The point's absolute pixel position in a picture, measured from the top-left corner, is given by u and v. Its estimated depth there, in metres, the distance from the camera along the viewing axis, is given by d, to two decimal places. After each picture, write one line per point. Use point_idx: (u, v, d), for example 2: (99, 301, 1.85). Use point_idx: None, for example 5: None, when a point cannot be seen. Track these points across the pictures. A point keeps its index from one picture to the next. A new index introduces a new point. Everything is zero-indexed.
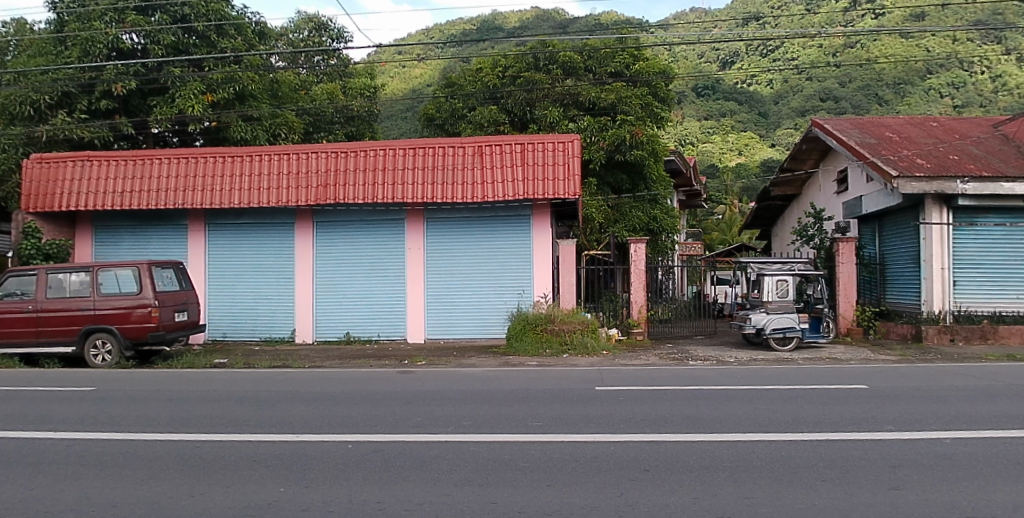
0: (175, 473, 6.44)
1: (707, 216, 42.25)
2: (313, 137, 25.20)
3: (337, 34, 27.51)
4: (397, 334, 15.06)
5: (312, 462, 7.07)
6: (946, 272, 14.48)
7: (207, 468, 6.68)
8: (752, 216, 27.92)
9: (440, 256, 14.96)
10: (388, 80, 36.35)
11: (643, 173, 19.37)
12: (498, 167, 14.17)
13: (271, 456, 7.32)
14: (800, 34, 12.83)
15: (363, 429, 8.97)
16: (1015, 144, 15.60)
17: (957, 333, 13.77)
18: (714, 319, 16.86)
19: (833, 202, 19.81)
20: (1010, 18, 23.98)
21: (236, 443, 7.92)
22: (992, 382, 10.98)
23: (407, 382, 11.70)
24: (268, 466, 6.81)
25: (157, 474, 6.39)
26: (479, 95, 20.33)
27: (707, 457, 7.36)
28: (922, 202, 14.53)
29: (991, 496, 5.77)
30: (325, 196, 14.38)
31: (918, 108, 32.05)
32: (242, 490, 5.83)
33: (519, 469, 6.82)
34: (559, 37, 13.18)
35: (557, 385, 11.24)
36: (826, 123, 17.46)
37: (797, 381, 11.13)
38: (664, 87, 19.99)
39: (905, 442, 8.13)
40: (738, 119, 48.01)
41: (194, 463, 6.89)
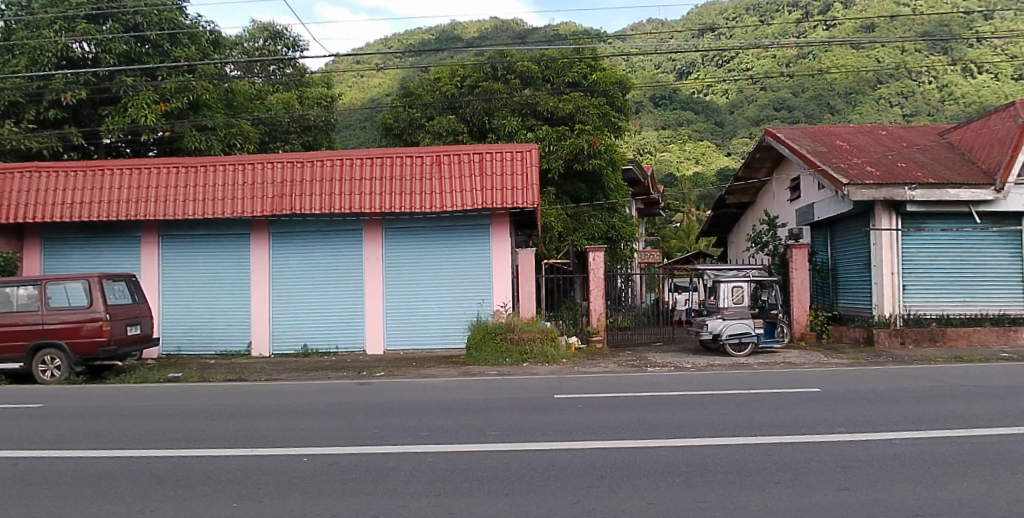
0: (121, 491, 6.24)
1: (664, 224, 42.86)
2: (269, 147, 24.93)
3: (292, 43, 27.45)
4: (356, 346, 14.91)
5: (266, 476, 6.92)
6: (896, 277, 14.80)
7: (157, 485, 6.50)
8: (709, 224, 28.36)
9: (401, 267, 14.87)
10: (347, 89, 36.38)
11: (601, 182, 19.53)
12: (457, 177, 14.14)
13: (225, 471, 7.15)
14: (754, 45, 12.87)
15: (318, 441, 8.85)
16: (959, 153, 16.07)
17: (907, 336, 14.15)
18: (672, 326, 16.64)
19: (787, 210, 20.15)
20: (955, 30, 24.80)
21: (188, 459, 7.73)
22: (939, 384, 11.26)
23: (364, 393, 11.58)
24: (221, 481, 6.67)
25: (105, 492, 6.19)
26: (437, 105, 20.46)
27: (663, 463, 7.40)
28: (873, 208, 14.86)
29: (937, 494, 5.91)
30: (281, 207, 14.18)
31: (869, 118, 32.90)
32: (192, 506, 5.68)
33: (476, 479, 6.77)
34: (516, 47, 13.16)
35: (515, 393, 11.23)
36: (779, 132, 17.78)
37: (751, 386, 11.27)
38: (621, 97, 20.12)
39: (856, 443, 8.28)
40: (694, 129, 48.85)
41: (141, 479, 6.70)
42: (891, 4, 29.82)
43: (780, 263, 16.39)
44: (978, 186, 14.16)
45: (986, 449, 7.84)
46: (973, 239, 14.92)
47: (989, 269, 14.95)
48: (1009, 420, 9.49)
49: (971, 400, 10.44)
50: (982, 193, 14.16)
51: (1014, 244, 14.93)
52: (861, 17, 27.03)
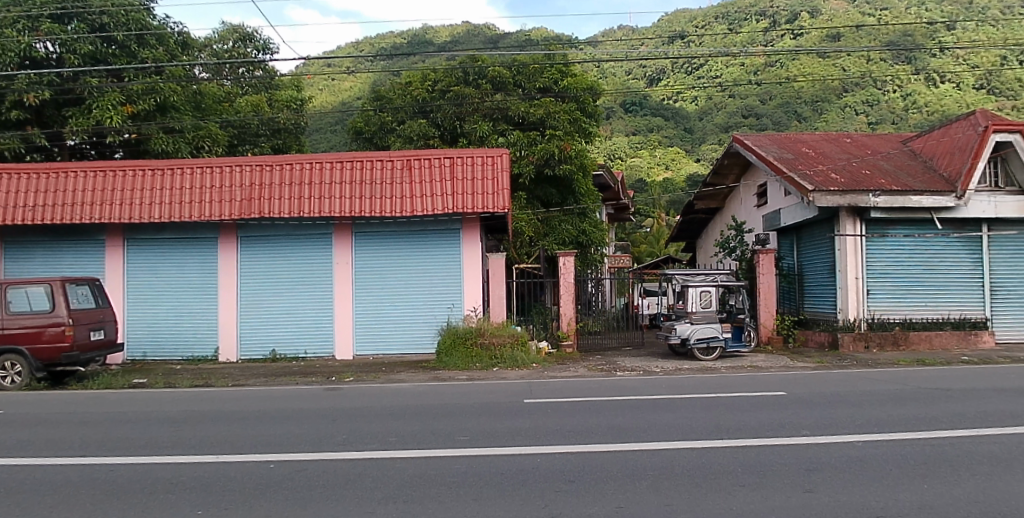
0: (81, 499, 6.11)
1: (634, 229, 43.25)
2: (238, 149, 24.64)
3: (263, 45, 27.20)
4: (325, 351, 14.78)
5: (231, 483, 6.82)
6: (860, 282, 15.06)
7: (118, 493, 6.36)
8: (678, 229, 28.65)
9: (371, 271, 14.79)
10: (318, 93, 36.22)
11: (572, 187, 19.61)
12: (427, 181, 14.11)
13: (189, 478, 7.04)
14: (724, 52, 12.91)
15: (285, 448, 8.76)
16: (921, 161, 16.40)
17: (872, 340, 14.32)
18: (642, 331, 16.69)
19: (754, 216, 20.40)
20: (918, 40, 25.36)
21: (152, 466, 7.60)
22: (901, 387, 11.48)
23: (333, 399, 11.49)
24: (184, 489, 6.55)
25: (64, 500, 6.05)
26: (408, 109, 20.42)
27: (631, 467, 7.43)
28: (838, 215, 15.11)
29: (897, 495, 6.02)
30: (249, 210, 14.02)
31: (834, 125, 33.37)
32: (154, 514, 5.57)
33: (444, 484, 6.75)
34: (488, 52, 13.07)
35: (483, 398, 11.22)
36: (747, 138, 18.02)
37: (717, 390, 11.38)
38: (592, 103, 20.30)
39: (820, 446, 8.40)
40: (664, 135, 49.37)
41: (103, 487, 6.57)
42: (857, 14, 30.31)
43: (747, 268, 16.53)
44: (940, 193, 14.48)
45: (945, 451, 8.01)
46: (935, 245, 15.24)
47: (952, 275, 15.28)
48: (967, 422, 9.72)
49: (931, 403, 10.67)
50: (943, 200, 14.49)
51: (975, 250, 15.27)
52: (828, 27, 27.51)
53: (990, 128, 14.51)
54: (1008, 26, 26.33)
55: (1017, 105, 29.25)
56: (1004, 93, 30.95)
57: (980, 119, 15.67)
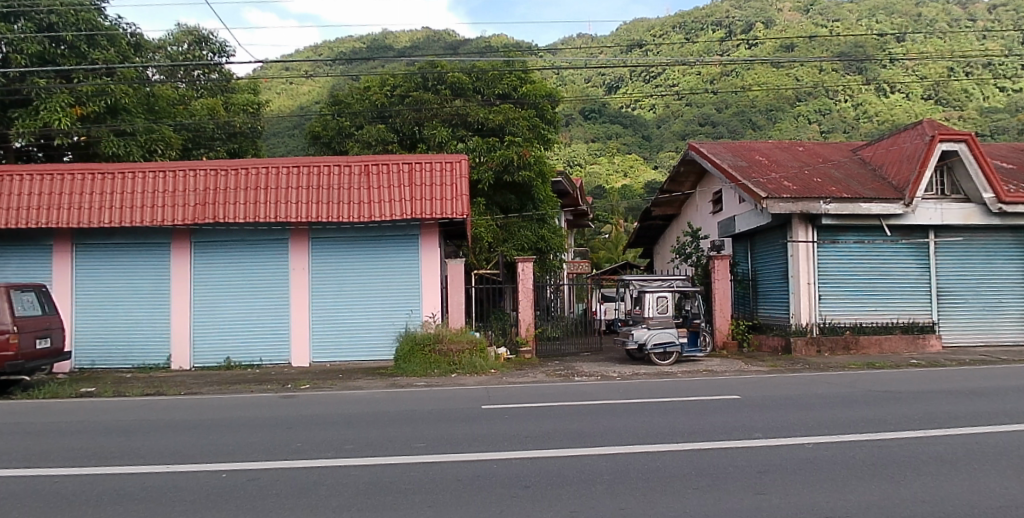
0: (19, 512, 5.88)
1: (593, 235, 43.52)
2: (192, 153, 24.12)
3: (219, 48, 26.78)
4: (281, 358, 14.58)
5: (179, 493, 6.66)
6: (812, 287, 15.40)
7: (59, 505, 6.15)
8: (636, 234, 28.92)
9: (329, 278, 14.65)
10: (274, 97, 35.82)
11: (531, 193, 19.67)
12: (385, 187, 14.04)
13: (135, 489, 6.84)
14: (681, 61, 13.04)
15: (236, 457, 8.58)
16: (870, 169, 16.86)
17: (823, 345, 14.63)
18: (600, 336, 16.80)
19: (709, 222, 20.71)
20: (868, 50, 26.10)
21: (96, 477, 7.37)
22: (850, 390, 11.76)
23: (287, 407, 11.33)
24: (130, 500, 6.37)
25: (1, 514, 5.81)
26: (367, 113, 20.33)
27: (586, 471, 7.47)
28: (790, 221, 15.44)
29: (846, 496, 6.15)
30: (203, 215, 13.75)
31: (788, 134, 34.08)
32: None
33: (400, 492, 6.69)
34: (447, 57, 12.95)
35: (439, 405, 11.17)
36: (702, 146, 18.32)
37: (671, 394, 11.51)
38: (551, 110, 20.47)
39: (772, 448, 8.55)
40: (622, 142, 49.82)
41: (43, 500, 6.34)
42: (811, 25, 31.02)
43: (703, 274, 16.77)
44: (889, 200, 14.88)
45: (893, 452, 8.22)
46: (884, 251, 15.66)
47: (900, 280, 15.70)
48: (913, 423, 9.98)
49: (878, 406, 10.94)
50: (891, 207, 14.88)
51: (922, 256, 15.74)
52: (781, 38, 28.14)
53: (937, 137, 14.97)
54: (954, 38, 27.23)
55: (961, 116, 30.30)
56: (950, 104, 31.97)
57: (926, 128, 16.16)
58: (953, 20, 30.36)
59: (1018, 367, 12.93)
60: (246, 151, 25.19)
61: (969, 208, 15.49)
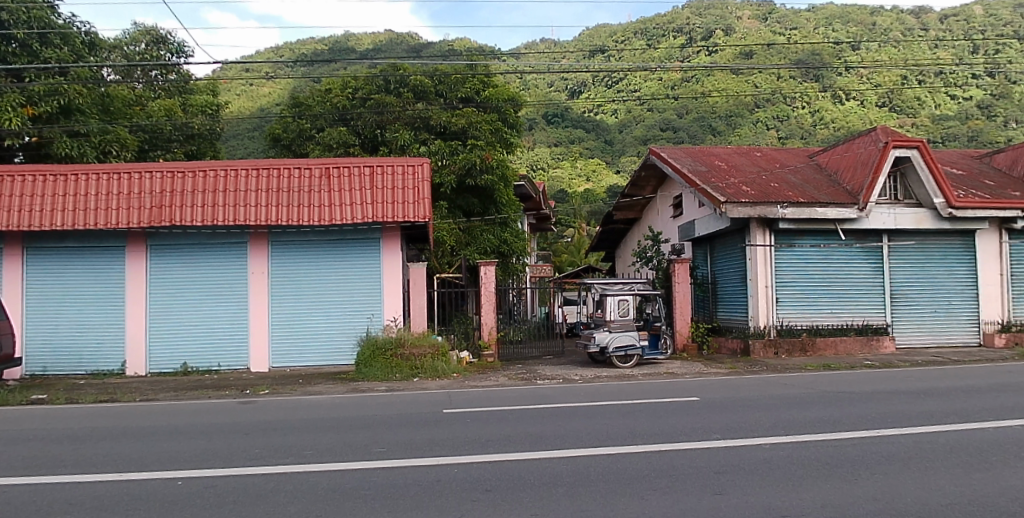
0: None
1: (556, 240, 43.65)
2: (147, 155, 23.61)
3: (177, 48, 26.30)
4: (239, 363, 14.38)
5: (130, 502, 6.50)
6: (770, 290, 15.67)
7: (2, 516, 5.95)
8: (598, 238, 29.20)
9: (289, 282, 14.49)
10: (232, 98, 35.29)
11: (493, 197, 19.67)
12: (347, 190, 13.94)
13: (84, 498, 6.66)
14: (641, 68, 13.14)
15: (191, 464, 8.42)
16: (826, 175, 17.23)
17: (780, 347, 14.88)
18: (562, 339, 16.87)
19: (669, 226, 21.05)
20: (824, 58, 26.73)
21: (44, 487, 7.17)
22: (806, 390, 12.00)
23: (245, 413, 11.17)
24: (79, 509, 6.20)
25: None
26: (328, 116, 20.19)
27: (547, 474, 7.49)
28: (748, 225, 15.70)
29: (801, 496, 6.26)
30: (159, 218, 13.51)
31: (747, 140, 34.76)
32: None
33: (359, 497, 6.62)
34: (409, 61, 12.94)
35: (399, 410, 11.11)
36: (663, 151, 18.55)
37: (630, 397, 11.60)
38: (513, 114, 20.58)
39: (730, 449, 8.68)
40: (585, 147, 50.13)
41: None
42: (769, 33, 31.66)
43: (663, 277, 16.96)
44: (843, 205, 15.23)
45: (847, 452, 8.40)
46: (839, 254, 16.02)
47: (855, 283, 16.06)
48: (865, 423, 10.23)
49: (832, 406, 11.19)
50: (846, 212, 15.23)
51: (876, 260, 16.13)
52: (740, 45, 28.62)
53: (890, 144, 15.33)
54: (908, 47, 28.00)
55: (913, 123, 31.22)
56: (903, 112, 32.84)
57: (880, 135, 16.15)
58: (905, 29, 31.26)
59: (967, 368, 13.33)
60: (205, 153, 24.84)
61: (922, 212, 15.92)
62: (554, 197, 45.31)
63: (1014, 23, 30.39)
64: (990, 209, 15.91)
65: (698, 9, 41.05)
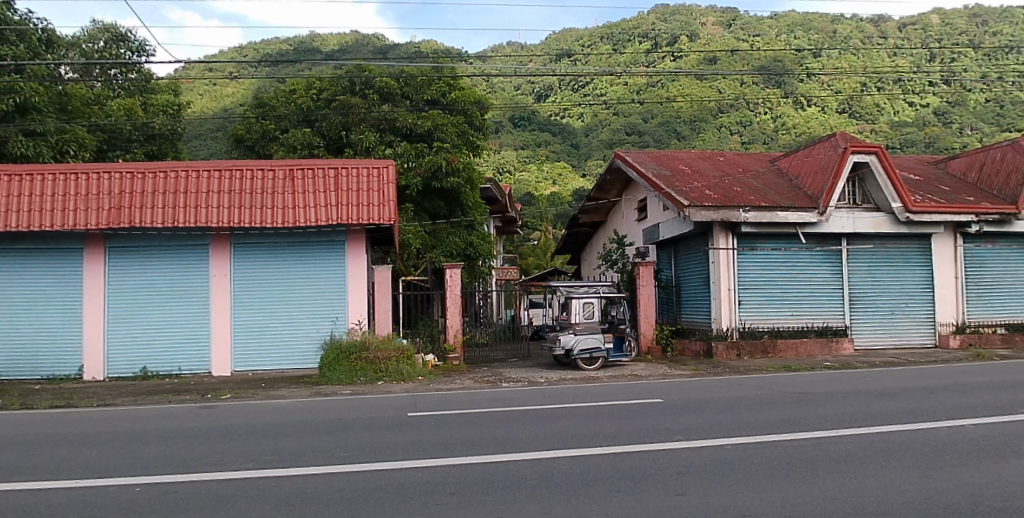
0: None
1: (523, 242, 43.82)
2: (106, 155, 23.16)
3: (138, 47, 25.86)
4: (200, 368, 14.19)
5: (85, 509, 6.36)
6: (732, 293, 15.90)
7: None
8: (564, 240, 29.34)
9: (253, 285, 14.34)
10: (194, 98, 34.80)
11: (459, 200, 19.76)
12: (311, 192, 13.85)
13: (37, 505, 6.50)
14: (607, 72, 13.21)
15: (149, 470, 8.25)
16: (787, 180, 17.54)
17: (742, 349, 15.14)
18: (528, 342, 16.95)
19: (634, 229, 21.22)
20: (787, 64, 27.18)
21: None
22: (767, 392, 12.20)
23: (206, 417, 11.02)
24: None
25: None
26: (292, 117, 20.01)
27: (511, 477, 7.51)
28: (711, 229, 15.90)
29: (761, 496, 6.34)
30: (119, 219, 13.29)
31: (711, 144, 35.27)
32: None
33: (323, 501, 6.56)
34: (375, 61, 12.85)
35: (363, 413, 11.06)
36: (628, 155, 18.71)
37: (593, 400, 11.68)
38: (480, 116, 20.65)
39: (693, 450, 8.79)
40: (551, 150, 50.33)
41: None
42: (733, 40, 32.15)
43: (627, 280, 17.12)
44: (804, 209, 15.51)
45: (806, 451, 8.57)
46: (800, 257, 16.32)
47: (816, 286, 16.38)
48: (824, 424, 10.42)
49: (792, 407, 11.39)
50: (807, 216, 15.52)
51: (835, 263, 16.48)
52: (705, 51, 28.93)
53: (849, 149, 15.67)
54: (868, 55, 28.63)
55: (873, 129, 31.98)
56: (863, 118, 33.54)
57: (839, 141, 16.70)
58: (865, 37, 31.95)
59: (923, 369, 13.68)
60: (166, 153, 24.43)
61: (880, 217, 16.31)
62: (521, 200, 45.40)
63: (968, 33, 31.27)
64: (945, 213, 16.34)
65: (664, 14, 41.48)
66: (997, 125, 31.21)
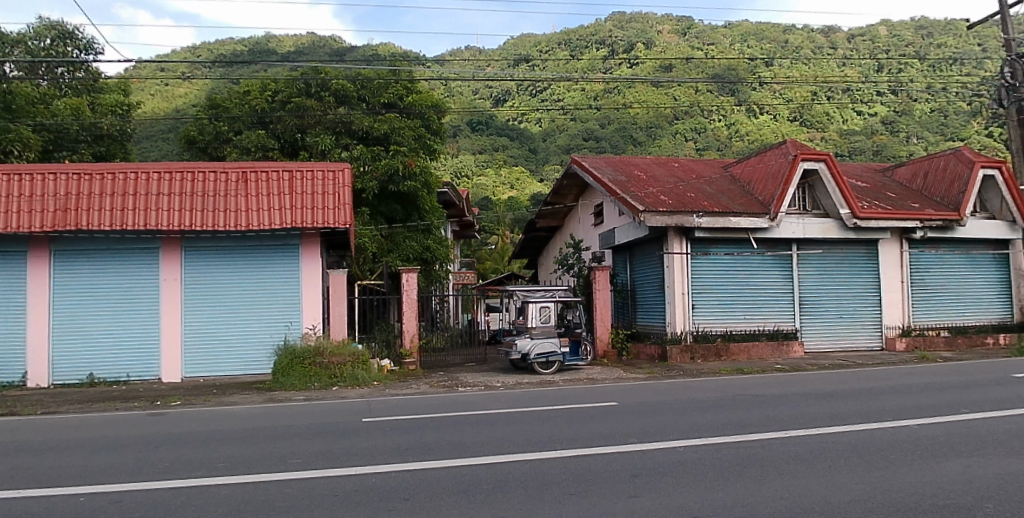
0: None
1: (480, 245, 43.83)
2: (52, 155, 22.72)
3: (87, 45, 25.25)
4: (150, 374, 13.90)
5: None
6: (686, 297, 16.17)
7: None
8: (521, 244, 29.44)
9: (205, 289, 14.10)
10: (145, 98, 34.07)
11: (416, 204, 19.83)
12: (264, 195, 13.69)
13: None
14: (565, 77, 13.28)
15: (94, 478, 8.03)
16: (740, 186, 17.90)
17: (696, 352, 15.41)
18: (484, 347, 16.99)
19: (590, 234, 21.50)
20: (740, 72, 27.78)
21: None
22: (720, 394, 12.44)
23: (154, 425, 10.80)
24: None
25: None
26: (245, 119, 19.77)
27: (466, 481, 7.50)
28: (666, 234, 16.16)
29: (713, 497, 6.45)
30: (65, 222, 12.96)
31: (667, 150, 35.75)
32: None
33: (273, 508, 6.46)
34: (332, 64, 12.58)
35: (316, 419, 10.96)
36: (585, 160, 18.89)
37: (549, 403, 11.75)
38: (437, 120, 20.73)
39: (647, 452, 8.90)
40: (509, 154, 50.43)
41: None
42: (688, 48, 32.74)
43: (583, 284, 17.27)
44: (756, 215, 15.87)
45: (756, 453, 8.75)
46: (752, 262, 16.66)
47: (767, 290, 16.75)
48: (774, 425, 10.65)
49: (744, 409, 11.61)
50: (759, 221, 15.87)
51: (786, 267, 16.86)
52: (660, 58, 29.33)
53: (799, 156, 16.06)
54: (817, 64, 29.37)
55: (823, 137, 32.81)
56: (813, 126, 34.42)
57: (789, 148, 17.09)
58: (816, 47, 32.80)
59: (871, 370, 14.08)
60: (115, 154, 23.92)
61: (829, 223, 16.72)
62: (479, 203, 45.37)
63: (914, 45, 32.34)
64: (891, 219, 16.86)
65: (621, 21, 41.98)
66: (941, 134, 32.33)
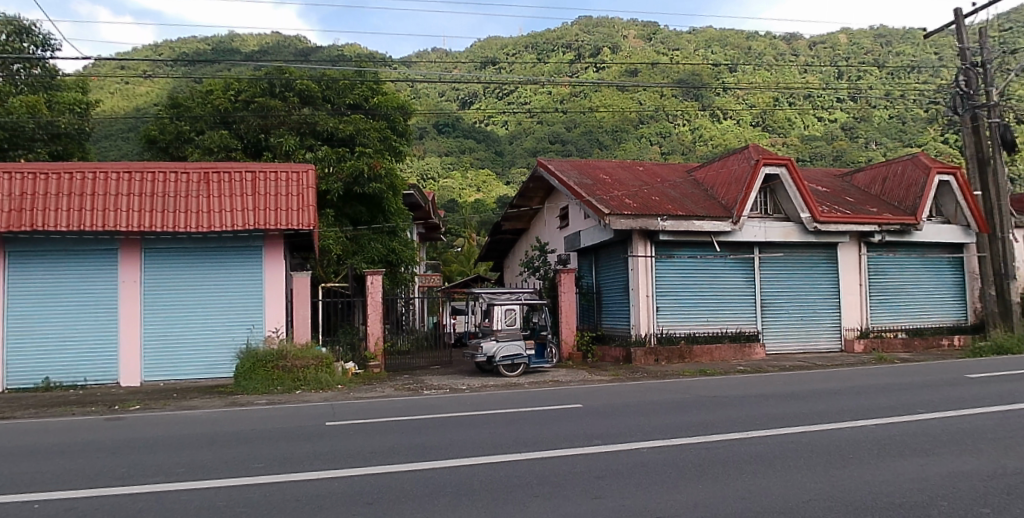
0: None
1: (447, 247, 43.75)
2: (6, 155, 22.20)
3: (43, 41, 24.66)
4: (108, 378, 13.64)
5: None
6: (650, 300, 16.36)
7: None
8: (487, 247, 29.52)
9: (167, 291, 13.89)
10: (104, 96, 33.38)
11: (382, 206, 19.76)
12: (227, 196, 13.54)
13: None
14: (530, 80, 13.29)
15: (48, 485, 7.86)
16: (703, 190, 18.18)
17: (660, 354, 15.61)
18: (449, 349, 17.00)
19: (555, 237, 21.68)
20: (703, 78, 28.15)
21: None
22: (682, 395, 12.61)
23: (112, 430, 10.59)
24: None
25: None
26: (208, 119, 19.50)
27: (431, 484, 7.50)
28: (631, 237, 16.34)
29: (675, 497, 6.53)
30: (19, 222, 12.63)
31: (633, 154, 36.05)
32: None
33: (234, 513, 6.38)
34: (296, 64, 12.39)
35: (277, 423, 10.86)
36: (551, 163, 19.01)
37: (513, 406, 11.80)
38: (403, 122, 20.68)
39: (611, 453, 8.99)
40: (476, 157, 50.38)
41: None
42: (654, 54, 33.09)
43: (550, 286, 17.38)
44: (719, 218, 16.14)
45: (718, 453, 8.89)
46: (715, 265, 16.94)
47: (730, 292, 17.03)
48: (736, 426, 10.83)
49: (706, 410, 11.79)
50: (721, 225, 16.14)
51: (748, 270, 17.15)
52: (625, 63, 29.60)
53: (761, 161, 16.37)
54: (779, 71, 29.88)
55: (785, 142, 33.35)
56: (775, 131, 35.05)
57: (751, 153, 17.32)
58: (778, 54, 33.39)
59: (831, 372, 14.40)
60: (72, 154, 23.41)
61: (790, 227, 17.06)
62: (446, 205, 45.34)
63: (873, 53, 33.12)
64: (850, 223, 17.27)
65: (589, 25, 42.24)
66: (899, 141, 33.12)
